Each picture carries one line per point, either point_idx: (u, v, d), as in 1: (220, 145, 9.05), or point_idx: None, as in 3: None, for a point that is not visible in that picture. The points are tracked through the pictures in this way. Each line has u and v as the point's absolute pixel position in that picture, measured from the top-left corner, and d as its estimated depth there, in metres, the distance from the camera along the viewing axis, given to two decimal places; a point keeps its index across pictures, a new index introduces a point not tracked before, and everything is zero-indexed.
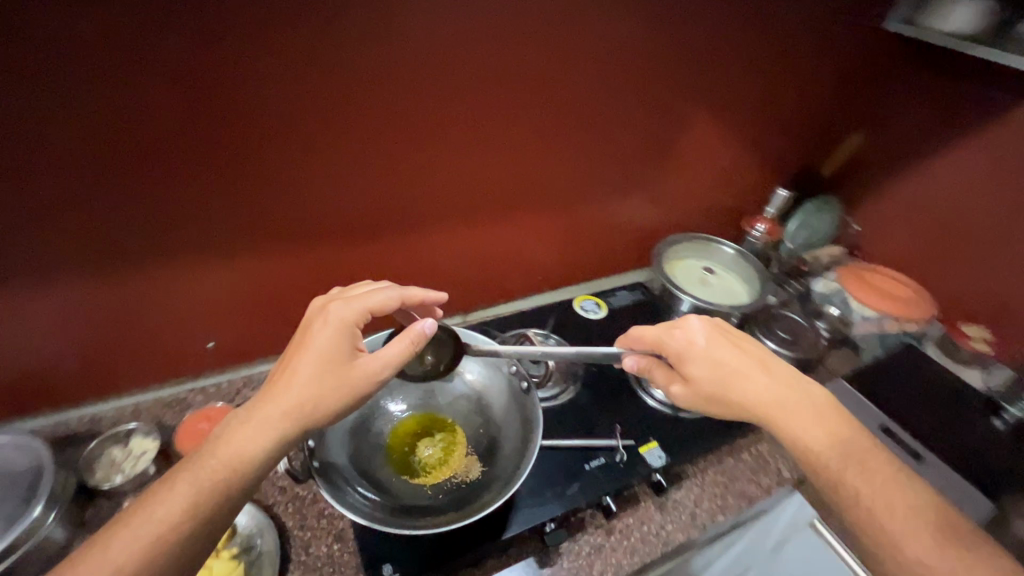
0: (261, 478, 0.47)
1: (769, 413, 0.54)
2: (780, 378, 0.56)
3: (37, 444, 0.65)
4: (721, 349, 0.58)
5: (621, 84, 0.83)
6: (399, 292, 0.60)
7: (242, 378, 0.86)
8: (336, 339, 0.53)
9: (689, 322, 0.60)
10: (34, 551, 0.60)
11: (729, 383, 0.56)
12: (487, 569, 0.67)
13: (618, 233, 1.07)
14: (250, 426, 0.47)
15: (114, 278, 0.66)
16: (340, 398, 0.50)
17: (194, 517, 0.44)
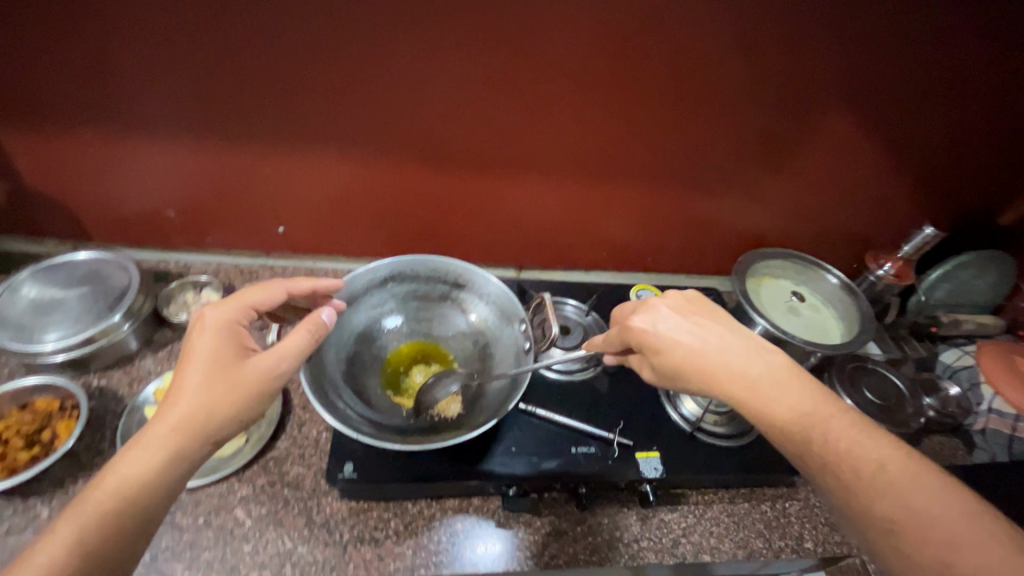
0: (161, 506, 0.44)
1: (737, 391, 0.52)
2: (746, 352, 0.54)
3: (132, 269, 0.78)
4: (681, 333, 0.56)
5: (738, 61, 0.72)
6: (280, 285, 0.59)
7: (306, 269, 0.96)
8: (220, 341, 0.51)
9: (651, 305, 0.60)
10: (106, 348, 0.74)
11: (694, 368, 0.54)
12: (444, 506, 0.68)
13: (703, 230, 0.97)
14: (133, 452, 0.44)
15: (208, 147, 0.76)
16: (238, 399, 0.49)
17: (85, 558, 0.40)
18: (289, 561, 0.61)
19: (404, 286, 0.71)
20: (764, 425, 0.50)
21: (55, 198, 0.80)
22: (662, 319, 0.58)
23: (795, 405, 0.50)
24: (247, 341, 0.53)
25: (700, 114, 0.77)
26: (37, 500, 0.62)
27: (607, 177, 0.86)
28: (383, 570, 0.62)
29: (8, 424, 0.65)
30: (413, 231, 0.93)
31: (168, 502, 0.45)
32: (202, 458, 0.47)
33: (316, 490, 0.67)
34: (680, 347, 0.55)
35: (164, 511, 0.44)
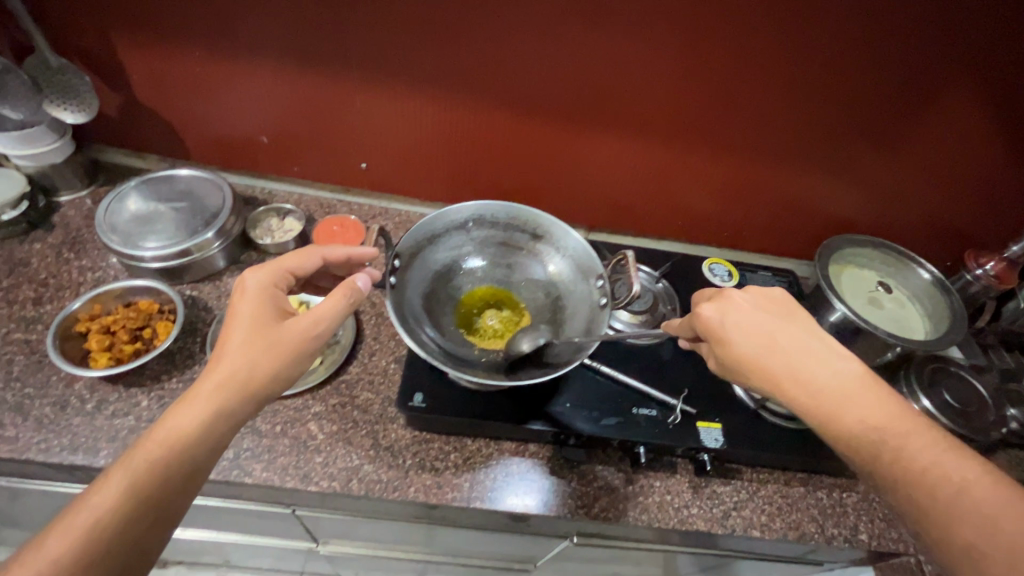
0: (206, 456, 0.47)
1: (805, 398, 0.50)
2: (819, 359, 0.51)
3: (225, 191, 0.82)
4: (759, 330, 0.53)
5: (862, 24, 0.66)
6: (317, 252, 0.64)
7: (380, 208, 0.98)
8: (260, 305, 0.55)
9: (725, 295, 0.55)
10: (199, 262, 0.78)
11: (759, 368, 0.51)
12: (502, 448, 0.70)
13: (787, 208, 0.92)
14: (182, 404, 0.48)
15: (307, 74, 0.78)
16: (277, 358, 0.52)
17: (135, 501, 0.43)
18: (355, 477, 0.65)
19: (484, 230, 0.72)
20: (830, 438, 0.48)
21: (161, 114, 0.84)
22: (733, 311, 0.54)
23: (870, 418, 0.48)
24: (285, 304, 0.57)
25: (808, 80, 0.73)
26: (138, 389, 0.68)
27: (694, 141, 0.83)
28: (442, 497, 0.65)
29: (117, 318, 0.71)
30: (489, 178, 0.93)
31: (213, 453, 0.48)
32: (245, 414, 0.50)
33: (383, 417, 0.71)
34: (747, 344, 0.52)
35: (210, 462, 0.48)
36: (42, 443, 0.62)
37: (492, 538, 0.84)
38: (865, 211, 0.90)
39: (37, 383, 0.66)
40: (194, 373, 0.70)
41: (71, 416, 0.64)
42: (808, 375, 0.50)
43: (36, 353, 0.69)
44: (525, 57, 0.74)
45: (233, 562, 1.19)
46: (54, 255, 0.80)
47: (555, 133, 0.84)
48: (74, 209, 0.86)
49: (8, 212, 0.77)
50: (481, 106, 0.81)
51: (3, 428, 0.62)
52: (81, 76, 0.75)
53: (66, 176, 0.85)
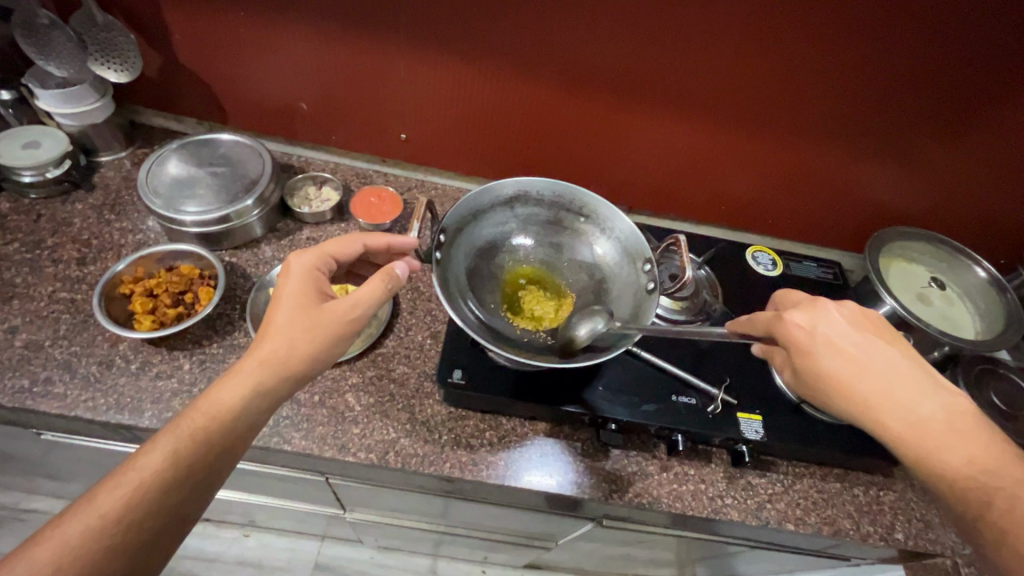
0: (244, 430, 0.49)
1: (898, 425, 0.48)
2: (915, 380, 0.50)
3: (265, 158, 0.81)
4: (858, 350, 0.50)
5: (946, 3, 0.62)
6: (359, 239, 0.63)
7: (416, 181, 0.97)
8: (302, 287, 0.55)
9: (817, 306, 0.53)
10: (239, 228, 0.78)
11: (845, 385, 0.50)
12: (537, 428, 0.70)
13: (838, 197, 0.89)
14: (226, 380, 0.50)
15: (355, 37, 0.76)
16: (316, 339, 0.53)
17: (175, 467, 0.45)
18: (392, 449, 0.65)
19: (529, 208, 0.70)
20: (925, 470, 0.48)
21: (202, 77, 0.83)
22: (826, 323, 0.52)
23: (958, 444, 0.47)
24: (326, 288, 0.58)
25: (877, 59, 0.69)
26: (180, 352, 0.69)
27: (747, 122, 0.80)
28: (477, 474, 0.65)
29: (159, 282, 0.71)
30: (529, 154, 0.91)
31: (251, 427, 0.50)
32: (282, 391, 0.52)
33: (420, 391, 0.71)
34: (837, 360, 0.50)
35: (248, 435, 0.49)
36: (89, 400, 0.63)
37: (519, 516, 0.84)
38: (921, 203, 0.87)
39: (83, 342, 0.67)
40: (234, 339, 0.71)
41: (116, 376, 0.65)
42: (899, 397, 0.49)
43: (81, 312, 0.70)
44: (578, 26, 0.71)
45: (259, 522, 1.22)
46: (95, 216, 0.80)
47: (603, 109, 0.81)
48: (113, 170, 0.86)
49: (51, 171, 0.78)
50: (528, 78, 0.78)
51: (52, 384, 0.63)
52: (125, 33, 0.74)
53: (107, 137, 0.84)
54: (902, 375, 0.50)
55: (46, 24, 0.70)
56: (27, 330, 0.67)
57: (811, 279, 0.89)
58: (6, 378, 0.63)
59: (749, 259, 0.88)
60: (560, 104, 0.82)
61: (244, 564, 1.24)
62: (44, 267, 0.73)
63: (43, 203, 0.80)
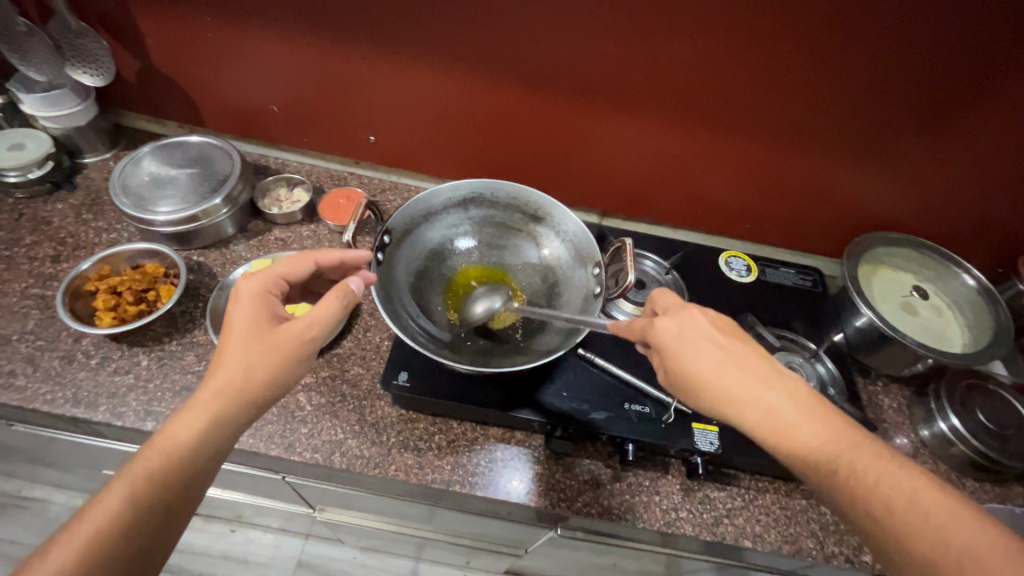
0: (207, 463, 0.47)
1: (760, 418, 0.46)
2: (779, 378, 0.48)
3: (236, 158, 0.83)
4: (714, 349, 0.49)
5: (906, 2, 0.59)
6: (312, 256, 0.58)
7: (390, 183, 0.97)
8: (254, 314, 0.51)
9: (683, 311, 0.52)
10: (207, 228, 0.80)
11: (710, 384, 0.48)
12: (488, 433, 0.69)
13: (816, 202, 0.85)
14: (180, 417, 0.47)
15: (315, 43, 0.77)
16: (276, 364, 0.50)
17: (135, 510, 0.43)
18: (338, 450, 0.66)
19: (481, 210, 0.70)
20: (794, 459, 0.46)
21: (178, 82, 0.86)
22: (694, 327, 0.51)
23: (822, 436, 0.46)
24: (280, 310, 0.54)
25: (848, 60, 0.66)
26: (140, 349, 0.70)
27: (717, 126, 0.77)
28: (422, 478, 0.65)
29: (123, 279, 0.73)
30: (500, 156, 0.90)
31: (215, 459, 0.47)
32: (244, 418, 0.49)
33: (372, 393, 0.71)
34: (703, 359, 0.49)
35: (212, 466, 0.47)
36: (48, 394, 0.65)
37: (481, 522, 0.83)
38: (904, 208, 0.83)
39: (48, 337, 0.70)
40: (193, 337, 0.72)
41: (77, 370, 0.67)
42: (763, 392, 0.47)
43: (50, 308, 0.73)
44: (535, 28, 0.70)
45: (244, 518, 1.24)
46: (74, 216, 0.83)
47: (567, 112, 0.80)
48: (96, 171, 0.89)
49: (34, 171, 0.81)
50: (490, 81, 0.78)
51: (14, 377, 0.66)
52: (100, 40, 0.77)
53: (90, 139, 0.87)
54: (767, 373, 0.48)
55: (26, 31, 0.72)
56: None
57: (786, 286, 0.86)
58: None
59: (721, 265, 0.87)
60: (524, 107, 0.81)
61: (229, 559, 1.26)
62: (20, 264, 0.76)
63: (26, 202, 0.83)
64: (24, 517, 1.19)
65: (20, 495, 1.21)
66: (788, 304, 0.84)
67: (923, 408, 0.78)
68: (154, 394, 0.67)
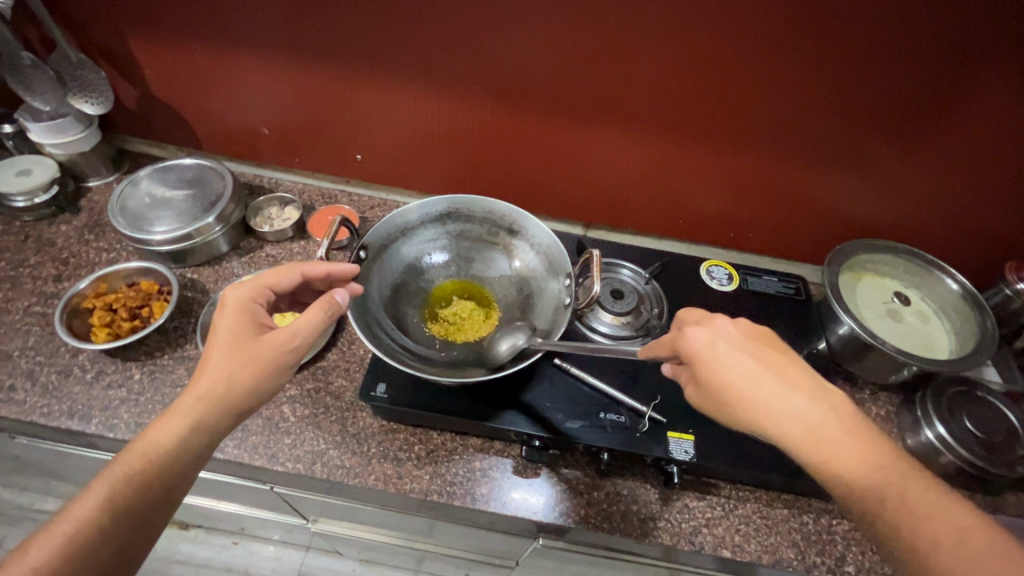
0: (186, 468, 0.48)
1: (795, 435, 0.45)
2: (817, 395, 0.47)
3: (229, 178, 0.86)
4: (747, 360, 0.48)
5: (863, 17, 0.61)
6: (298, 268, 0.59)
7: (380, 200, 1.00)
8: (238, 323, 0.53)
9: (715, 320, 0.51)
10: (200, 246, 0.83)
11: (740, 394, 0.47)
12: (467, 443, 0.70)
13: (796, 210, 0.86)
14: (164, 419, 0.49)
15: (301, 69, 0.81)
16: (256, 374, 0.51)
17: (114, 511, 0.45)
18: (319, 461, 0.67)
19: (458, 224, 0.72)
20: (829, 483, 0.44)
21: (175, 108, 0.90)
22: (724, 337, 0.50)
23: (860, 459, 0.44)
24: (265, 321, 0.55)
25: (816, 69, 0.67)
26: (133, 363, 0.73)
27: (692, 136, 0.78)
28: (401, 488, 0.66)
29: (118, 297, 0.76)
30: (483, 172, 0.92)
31: (192, 464, 0.49)
32: (223, 426, 0.50)
33: (354, 405, 0.72)
34: (733, 369, 0.47)
35: (189, 471, 0.49)
36: (44, 407, 0.68)
37: (468, 532, 0.84)
38: (884, 215, 0.83)
39: (47, 353, 0.73)
40: (185, 351, 0.75)
41: (73, 384, 0.71)
42: (794, 405, 0.46)
43: (50, 325, 0.76)
44: (506, 48, 0.72)
45: (247, 531, 1.25)
46: (77, 236, 0.87)
47: (544, 128, 0.82)
48: (99, 194, 0.93)
49: (40, 195, 0.85)
50: (469, 99, 0.80)
51: (14, 391, 0.69)
52: (98, 71, 0.81)
53: (94, 163, 0.92)
54: (796, 385, 0.47)
55: (30, 64, 0.78)
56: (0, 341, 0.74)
57: (768, 294, 0.86)
58: None
59: (704, 274, 0.87)
60: (502, 124, 0.83)
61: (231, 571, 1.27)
62: (25, 283, 0.80)
63: (32, 225, 0.88)
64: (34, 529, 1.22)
65: (32, 508, 1.24)
66: (771, 312, 0.84)
67: (909, 416, 0.76)
68: (145, 406, 0.69)
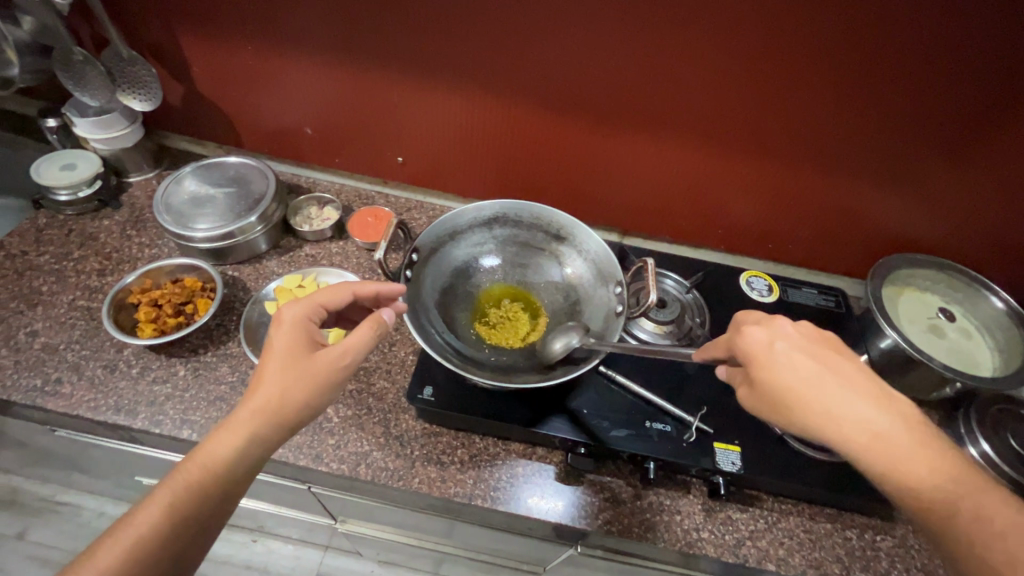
0: (240, 479, 0.48)
1: (860, 443, 0.44)
2: (877, 400, 0.46)
3: (271, 178, 0.87)
4: (806, 364, 0.47)
5: (920, 36, 0.61)
6: (350, 286, 0.59)
7: (416, 202, 1.00)
8: (293, 337, 0.52)
9: (775, 322, 0.50)
10: (242, 244, 0.83)
11: (804, 399, 0.46)
12: (509, 448, 0.70)
13: (837, 224, 0.86)
14: (220, 431, 0.48)
15: (347, 70, 0.81)
16: (310, 389, 0.51)
17: (173, 521, 0.45)
18: (364, 462, 0.67)
19: (506, 229, 0.73)
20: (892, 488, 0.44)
21: (219, 107, 0.91)
22: (784, 338, 0.49)
23: (920, 467, 0.44)
24: (318, 337, 0.55)
25: (868, 85, 0.67)
26: (177, 359, 0.74)
27: (737, 148, 0.78)
28: (444, 491, 0.66)
29: (163, 293, 0.77)
30: (522, 177, 0.92)
31: (246, 477, 0.49)
32: (276, 439, 0.50)
33: (396, 406, 0.72)
34: (797, 373, 0.47)
35: (243, 483, 0.48)
36: (91, 401, 0.69)
37: (501, 538, 0.83)
38: (927, 231, 0.82)
39: (92, 347, 0.74)
40: (228, 348, 0.75)
41: (118, 379, 0.71)
42: (856, 411, 0.45)
43: (95, 319, 0.77)
44: (557, 55, 0.73)
45: (266, 528, 1.24)
46: (119, 231, 0.87)
47: (588, 136, 0.83)
48: (140, 190, 0.94)
49: (83, 190, 0.86)
50: (514, 104, 0.81)
51: (61, 384, 0.70)
52: (148, 68, 0.82)
53: (136, 159, 0.92)
54: (855, 388, 0.47)
55: (81, 60, 0.78)
56: (46, 334, 0.74)
57: (807, 306, 0.86)
58: (23, 376, 0.70)
59: (742, 285, 0.87)
60: (546, 130, 0.84)
61: (249, 568, 1.26)
62: (69, 277, 0.81)
63: (75, 219, 0.88)
64: (57, 522, 1.21)
65: (54, 500, 1.24)
66: (811, 324, 0.84)
67: (951, 433, 0.75)
68: (190, 403, 0.70)
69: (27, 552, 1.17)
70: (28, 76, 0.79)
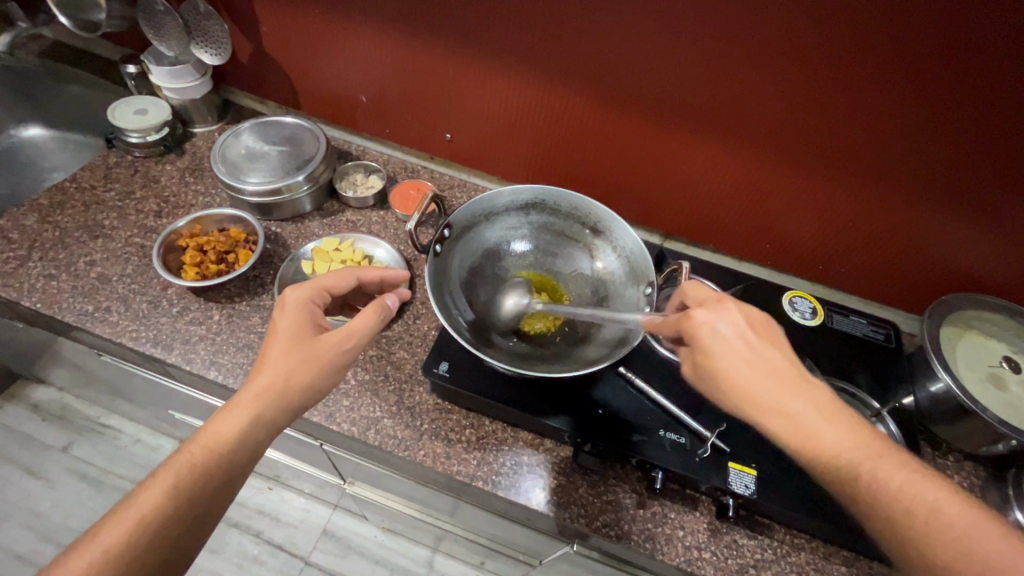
0: (245, 459, 0.50)
1: (783, 428, 0.46)
2: (804, 385, 0.48)
3: (323, 142, 0.89)
4: (741, 349, 0.49)
5: (1011, 67, 0.55)
6: (350, 274, 0.63)
7: (459, 180, 1.01)
8: (298, 321, 0.55)
9: (723, 305, 0.51)
10: (287, 202, 0.86)
11: (737, 379, 0.48)
12: (517, 436, 0.70)
13: (896, 257, 0.80)
14: (225, 412, 0.50)
15: (409, 42, 0.82)
16: (314, 371, 0.53)
17: (178, 498, 0.46)
18: (373, 427, 0.68)
19: (542, 216, 0.73)
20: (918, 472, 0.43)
21: (284, 69, 0.94)
22: (728, 321, 0.50)
23: None
24: (322, 321, 0.57)
25: (952, 113, 0.61)
26: (214, 304, 0.77)
27: (796, 162, 0.74)
28: (447, 468, 0.66)
29: (210, 240, 0.80)
30: (567, 167, 0.91)
31: (251, 456, 0.50)
32: (280, 421, 0.52)
33: (412, 377, 0.73)
34: (733, 354, 0.48)
35: (249, 463, 0.50)
36: (134, 332, 0.73)
37: (499, 523, 0.83)
38: (998, 278, 0.75)
39: (141, 283, 0.78)
40: (262, 300, 0.78)
41: (160, 315, 0.75)
42: (780, 392, 0.47)
43: (147, 256, 0.81)
44: (613, 47, 0.71)
45: (281, 478, 1.28)
46: (179, 177, 0.92)
47: (639, 134, 0.80)
48: (202, 139, 0.98)
49: (152, 134, 0.91)
50: (567, 94, 0.79)
51: (109, 313, 0.75)
52: (222, 24, 0.85)
53: (202, 111, 0.96)
54: (782, 371, 0.48)
55: (162, 10, 0.82)
56: (103, 266, 0.79)
57: (852, 338, 0.82)
58: (78, 301, 0.75)
59: (784, 306, 0.85)
60: (594, 124, 0.82)
61: (261, 514, 1.30)
62: (129, 215, 0.86)
63: (141, 160, 0.93)
64: (97, 441, 1.31)
65: (98, 421, 1.33)
66: (853, 357, 0.80)
67: (997, 493, 0.67)
68: (221, 346, 0.73)
69: (67, 464, 1.27)
70: (113, 21, 0.85)
